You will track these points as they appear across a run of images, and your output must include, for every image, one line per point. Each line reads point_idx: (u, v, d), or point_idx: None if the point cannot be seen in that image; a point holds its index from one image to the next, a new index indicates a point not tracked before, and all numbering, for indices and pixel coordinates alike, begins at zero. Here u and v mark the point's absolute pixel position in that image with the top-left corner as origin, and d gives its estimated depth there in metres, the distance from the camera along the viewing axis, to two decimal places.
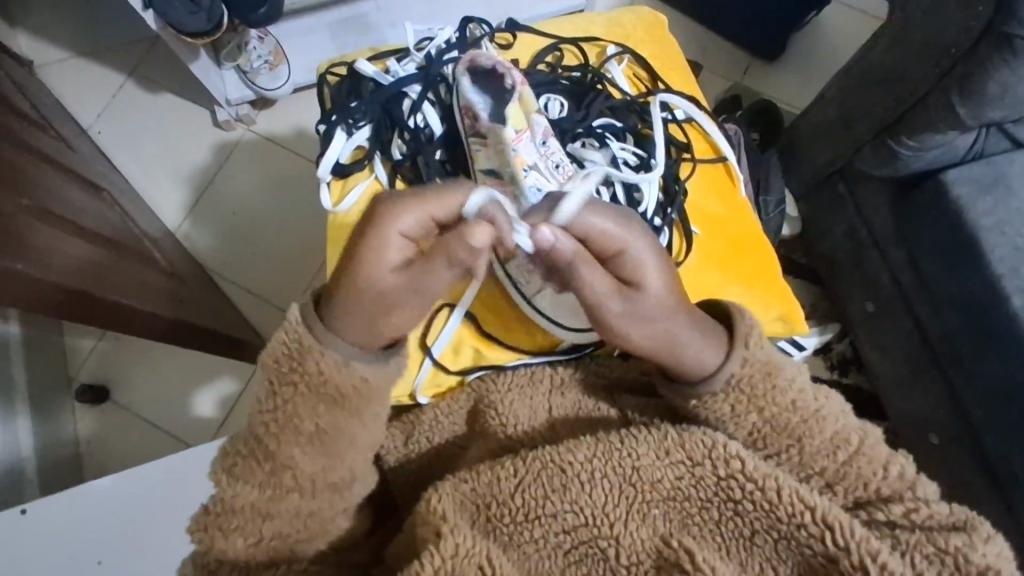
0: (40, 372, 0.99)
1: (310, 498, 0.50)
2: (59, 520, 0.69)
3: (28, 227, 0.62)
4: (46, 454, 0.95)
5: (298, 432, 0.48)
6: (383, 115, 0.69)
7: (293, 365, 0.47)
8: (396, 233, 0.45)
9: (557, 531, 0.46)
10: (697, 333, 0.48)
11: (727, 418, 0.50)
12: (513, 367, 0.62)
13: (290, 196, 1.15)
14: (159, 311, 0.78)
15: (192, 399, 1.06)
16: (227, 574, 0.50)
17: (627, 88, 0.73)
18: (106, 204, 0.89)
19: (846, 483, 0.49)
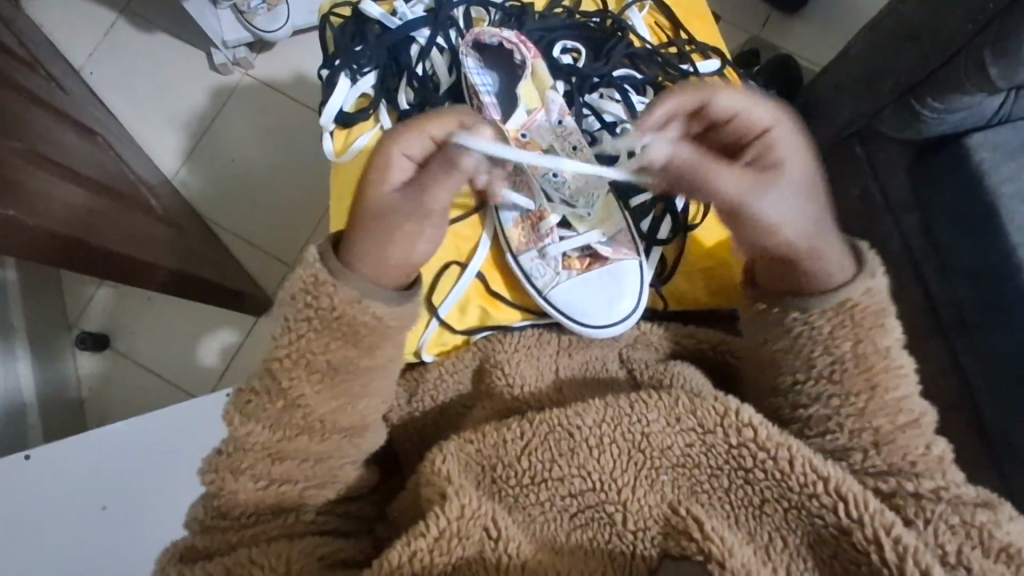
0: (40, 317, 0.98)
1: (318, 441, 0.49)
2: (60, 464, 0.68)
3: (19, 171, 0.60)
4: (48, 399, 0.95)
5: (310, 368, 0.48)
6: (389, 61, 0.66)
7: (310, 300, 0.48)
8: (398, 154, 0.46)
9: (563, 494, 0.46)
10: (831, 237, 0.50)
11: (821, 339, 0.51)
12: (520, 328, 0.61)
13: (291, 145, 1.12)
14: (158, 261, 0.76)
15: (198, 343, 1.05)
16: (237, 519, 0.49)
17: (647, 36, 0.70)
18: (100, 149, 0.85)
19: (892, 447, 0.49)
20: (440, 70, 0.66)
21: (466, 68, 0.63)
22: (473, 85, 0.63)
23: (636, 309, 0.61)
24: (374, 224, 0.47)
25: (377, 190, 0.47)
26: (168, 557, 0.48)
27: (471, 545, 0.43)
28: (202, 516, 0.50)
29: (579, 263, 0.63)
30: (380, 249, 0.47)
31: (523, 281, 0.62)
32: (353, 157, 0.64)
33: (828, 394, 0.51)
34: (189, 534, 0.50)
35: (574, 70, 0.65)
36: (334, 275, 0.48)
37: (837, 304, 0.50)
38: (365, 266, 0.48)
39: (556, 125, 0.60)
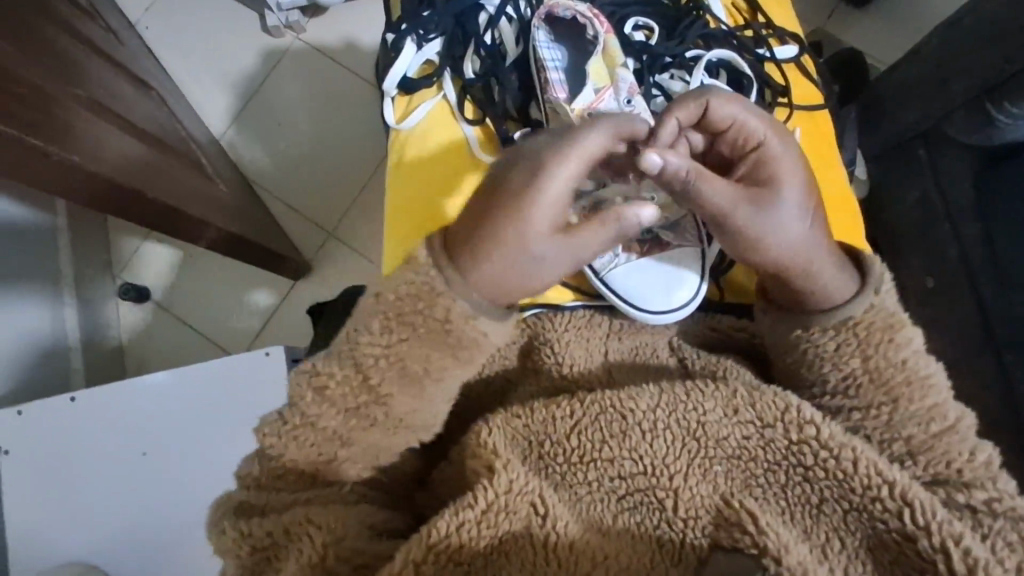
0: (86, 266, 1.00)
1: (388, 435, 0.50)
2: (104, 410, 0.70)
3: (81, 118, 0.60)
4: (91, 346, 0.97)
5: (404, 371, 0.48)
6: (456, 29, 0.65)
7: (421, 305, 0.47)
8: (565, 182, 0.45)
9: (612, 476, 0.45)
10: (834, 262, 0.49)
11: (828, 357, 0.50)
12: (573, 308, 0.59)
13: (337, 111, 1.12)
14: (206, 218, 0.76)
15: (235, 303, 1.07)
16: (293, 488, 0.49)
17: (723, 17, 0.68)
18: (154, 104, 0.86)
19: (930, 456, 0.47)
20: (508, 40, 0.65)
21: (535, 41, 0.61)
22: (540, 58, 0.61)
23: (694, 299, 0.59)
24: (507, 250, 0.45)
25: (537, 222, 0.45)
26: (222, 511, 0.48)
27: (517, 521, 0.43)
28: (258, 473, 0.49)
29: (639, 247, 0.61)
30: (502, 279, 0.47)
31: (581, 261, 0.60)
32: (414, 125, 0.64)
33: (848, 407, 0.50)
34: (244, 488, 0.49)
35: (645, 47, 0.63)
36: (450, 287, 0.47)
37: (840, 321, 0.50)
38: (480, 282, 0.47)
39: (625, 103, 0.59)
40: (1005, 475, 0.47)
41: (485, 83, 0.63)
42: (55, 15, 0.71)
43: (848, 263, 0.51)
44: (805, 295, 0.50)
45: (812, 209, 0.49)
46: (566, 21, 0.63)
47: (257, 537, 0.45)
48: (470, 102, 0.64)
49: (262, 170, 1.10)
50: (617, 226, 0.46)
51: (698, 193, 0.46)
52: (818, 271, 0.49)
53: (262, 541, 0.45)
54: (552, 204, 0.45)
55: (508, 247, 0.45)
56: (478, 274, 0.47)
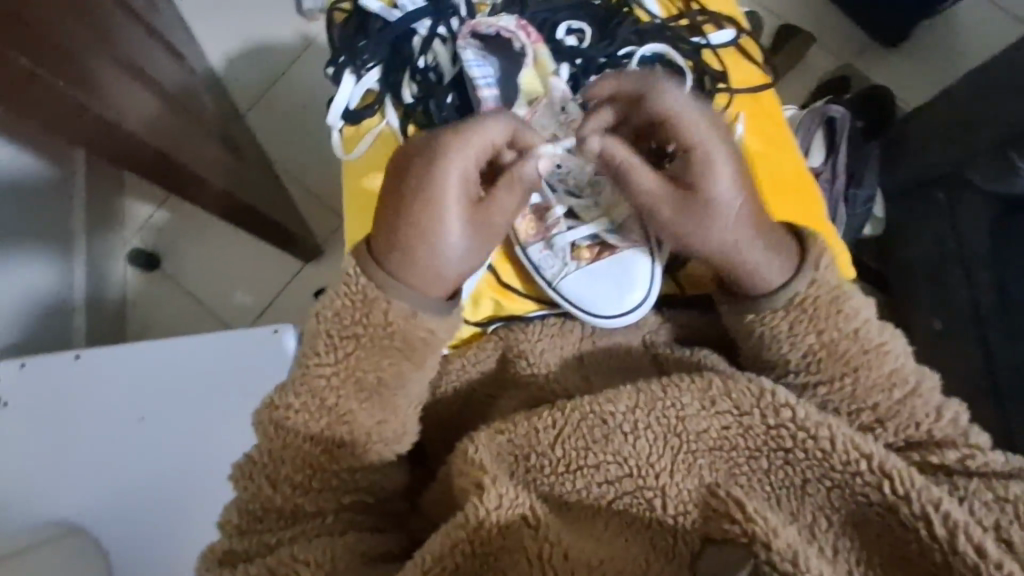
0: (96, 225, 0.96)
1: (360, 454, 0.49)
2: (135, 373, 0.67)
3: (111, 77, 0.56)
4: (95, 310, 0.94)
5: (359, 386, 0.49)
6: (390, 55, 0.65)
7: (359, 317, 0.48)
8: (457, 168, 0.48)
9: (599, 482, 0.45)
10: (767, 249, 0.50)
11: (784, 336, 0.51)
12: (538, 315, 0.60)
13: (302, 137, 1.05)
14: (221, 187, 0.74)
15: (230, 290, 1.02)
16: (274, 522, 0.49)
17: (656, 10, 0.69)
18: (186, 71, 0.83)
19: (898, 421, 0.48)
20: (443, 61, 0.65)
21: (465, 60, 0.62)
22: (471, 76, 0.62)
23: (649, 296, 0.59)
24: (420, 241, 0.47)
25: (439, 208, 0.47)
26: (210, 559, 0.48)
27: (512, 536, 0.43)
28: (238, 520, 0.49)
29: (589, 252, 0.62)
30: (431, 263, 0.48)
31: (533, 273, 0.61)
32: (361, 153, 0.64)
33: (814, 383, 0.50)
34: (224, 540, 0.48)
35: (578, 51, 0.64)
36: (384, 289, 0.48)
37: (788, 300, 0.50)
38: (405, 273, 0.48)
39: (559, 112, 0.61)
40: (974, 428, 0.49)
41: (424, 107, 0.64)
42: None
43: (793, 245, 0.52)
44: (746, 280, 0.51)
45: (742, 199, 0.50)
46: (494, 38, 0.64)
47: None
48: (413, 126, 0.64)
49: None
50: (522, 187, 0.50)
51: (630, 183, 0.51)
52: (747, 257, 0.50)
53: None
54: (463, 186, 0.49)
55: (424, 231, 0.47)
56: (401, 262, 0.48)
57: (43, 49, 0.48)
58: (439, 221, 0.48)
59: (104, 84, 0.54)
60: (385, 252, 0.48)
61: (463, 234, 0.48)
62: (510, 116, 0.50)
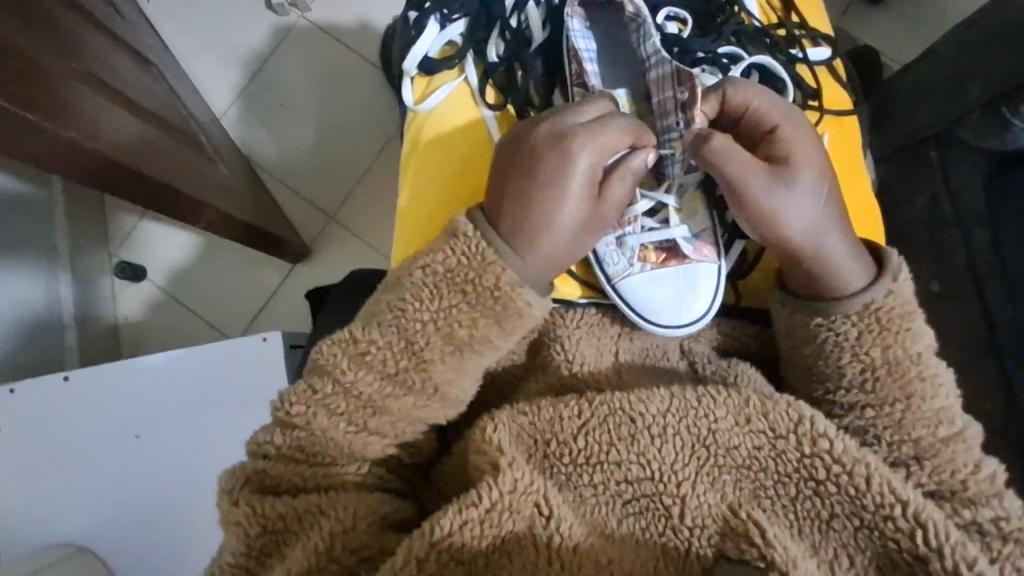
0: (84, 240, 1.03)
1: (426, 398, 0.49)
2: (97, 387, 0.73)
3: (74, 89, 0.62)
4: (87, 322, 1.00)
5: (449, 338, 0.49)
6: (481, 11, 0.63)
7: (473, 276, 0.49)
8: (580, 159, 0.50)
9: (618, 480, 0.44)
10: (848, 249, 0.50)
11: (848, 345, 0.49)
12: (582, 305, 0.58)
13: (318, 113, 1.12)
14: (206, 198, 0.80)
15: (230, 294, 1.08)
16: (308, 466, 0.47)
17: (757, 13, 0.65)
18: (155, 79, 0.89)
19: (936, 462, 0.46)
20: (535, 24, 0.62)
21: (569, 29, 0.59)
22: (573, 48, 0.59)
23: (710, 309, 0.56)
24: (534, 218, 0.49)
25: (556, 191, 0.50)
26: (234, 480, 0.47)
27: (520, 520, 0.42)
28: (279, 441, 0.48)
29: (653, 255, 0.59)
30: (542, 241, 0.50)
31: (595, 267, 0.58)
32: (433, 106, 0.62)
33: (862, 404, 0.49)
34: (254, 460, 0.48)
35: (676, 40, 0.62)
36: (501, 256, 0.49)
37: (860, 308, 0.49)
38: (522, 245, 0.50)
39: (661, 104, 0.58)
40: (1010, 492, 0.46)
41: (508, 69, 0.62)
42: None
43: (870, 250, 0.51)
44: (818, 276, 0.50)
45: (825, 194, 0.50)
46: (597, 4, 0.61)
47: (268, 518, 0.45)
48: (492, 88, 0.62)
49: (291, 138, 1.12)
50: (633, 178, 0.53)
51: (720, 161, 0.49)
52: (826, 248, 0.49)
53: (275, 523, 0.45)
54: (589, 178, 0.51)
55: (543, 208, 0.49)
56: (529, 236, 0.50)
57: (21, 90, 0.54)
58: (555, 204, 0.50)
59: (78, 111, 0.60)
60: (504, 218, 0.50)
61: (581, 215, 0.51)
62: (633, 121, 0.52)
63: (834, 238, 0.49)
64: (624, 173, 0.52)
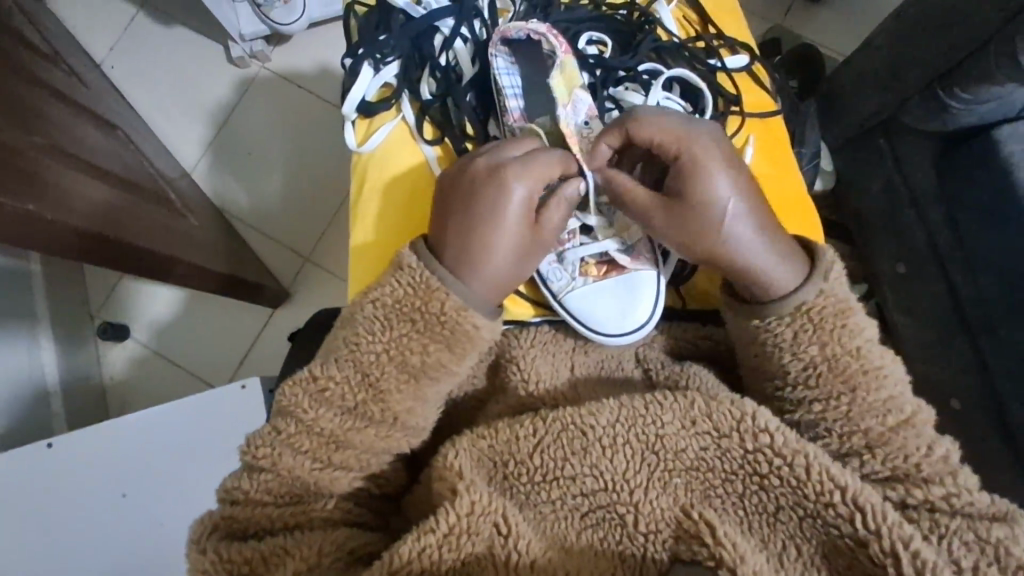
0: (64, 305, 1.04)
1: (384, 437, 0.51)
2: (82, 450, 0.75)
3: (37, 163, 0.65)
4: (73, 384, 1.01)
5: (403, 365, 0.51)
6: (412, 52, 0.66)
7: (418, 304, 0.51)
8: (515, 192, 0.52)
9: (575, 494, 0.45)
10: (771, 257, 0.51)
11: (787, 345, 0.50)
12: (535, 323, 0.60)
13: (284, 159, 1.15)
14: (178, 253, 0.82)
15: (211, 345, 1.10)
16: (271, 509, 0.49)
17: (674, 30, 0.69)
18: (121, 143, 0.91)
19: (889, 450, 0.47)
20: (463, 60, 0.66)
21: (494, 68, 0.62)
22: (499, 85, 0.62)
23: (653, 315, 0.58)
24: (471, 247, 0.51)
25: (490, 220, 0.51)
26: (201, 529, 0.48)
27: (480, 542, 0.43)
28: (246, 486, 0.49)
29: (595, 270, 0.61)
30: (484, 267, 0.51)
31: (539, 284, 0.61)
32: (375, 145, 0.65)
33: (811, 399, 0.50)
34: (221, 508, 0.50)
35: (599, 62, 0.64)
36: (445, 283, 0.51)
37: (794, 308, 0.50)
38: (466, 273, 0.51)
39: (584, 122, 0.60)
40: (960, 468, 0.47)
41: (442, 104, 0.65)
42: (26, 71, 0.77)
43: (801, 254, 0.52)
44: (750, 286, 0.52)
45: (744, 207, 0.51)
46: (515, 41, 0.63)
47: (232, 565, 0.45)
48: (430, 123, 0.65)
49: (260, 185, 1.14)
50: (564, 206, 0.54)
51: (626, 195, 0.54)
52: (751, 259, 0.51)
53: (241, 568, 0.45)
54: (526, 206, 0.53)
55: (479, 236, 0.51)
56: (467, 264, 0.51)
57: None
58: (492, 232, 0.51)
59: (38, 184, 0.62)
60: (445, 250, 0.52)
61: (518, 241, 0.52)
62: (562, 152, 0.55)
63: (752, 250, 0.51)
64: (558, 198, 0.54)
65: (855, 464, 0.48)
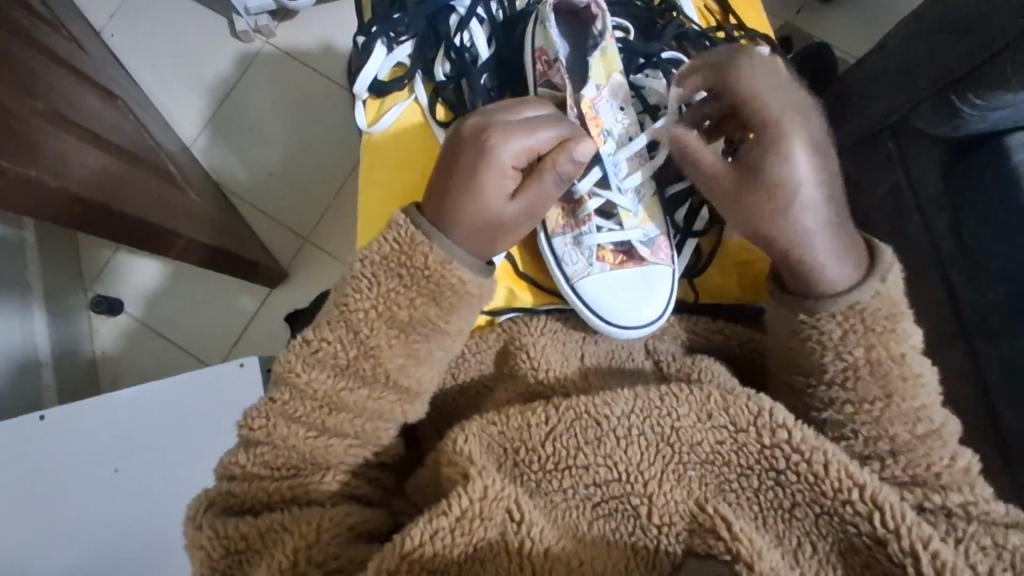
0: (58, 278, 1.02)
1: (379, 392, 0.50)
2: (72, 424, 0.73)
3: (37, 129, 0.63)
4: (64, 357, 0.99)
5: (391, 321, 0.49)
6: (427, 31, 0.65)
7: (404, 258, 0.50)
8: (500, 161, 0.51)
9: (587, 483, 0.45)
10: (834, 254, 0.50)
11: (832, 344, 0.50)
12: (546, 311, 0.60)
13: (286, 134, 1.13)
14: (176, 227, 0.80)
15: (205, 321, 1.08)
16: (269, 482, 0.48)
17: (695, 17, 0.68)
18: (119, 112, 0.89)
19: (912, 456, 0.48)
20: (480, 41, 0.64)
21: (546, 23, 0.59)
22: (547, 46, 0.60)
23: (661, 317, 0.58)
24: (453, 210, 0.51)
25: (475, 187, 0.51)
26: (197, 507, 0.47)
27: (493, 527, 0.42)
28: (243, 462, 0.49)
29: (611, 255, 0.61)
30: (462, 233, 0.51)
31: (554, 266, 0.60)
32: (385, 128, 0.64)
33: (843, 401, 0.50)
34: (218, 484, 0.49)
35: (623, 45, 0.64)
36: (428, 237, 0.50)
37: (848, 307, 0.50)
38: (451, 233, 0.51)
39: (619, 109, 0.61)
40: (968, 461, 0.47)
41: (456, 87, 0.64)
42: (26, 35, 0.74)
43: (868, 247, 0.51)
44: (797, 270, 0.51)
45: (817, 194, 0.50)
46: (573, 8, 0.61)
47: (231, 540, 0.45)
48: (442, 105, 0.64)
49: (261, 161, 1.12)
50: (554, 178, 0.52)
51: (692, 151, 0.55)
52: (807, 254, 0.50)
53: (237, 544, 0.45)
54: (505, 173, 0.52)
55: (461, 200, 0.51)
56: (444, 220, 0.51)
57: None
58: (474, 200, 0.51)
59: (36, 148, 0.60)
60: (429, 205, 0.52)
61: (499, 210, 0.52)
62: (561, 123, 0.54)
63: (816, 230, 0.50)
64: (548, 170, 0.52)
65: (876, 466, 0.49)
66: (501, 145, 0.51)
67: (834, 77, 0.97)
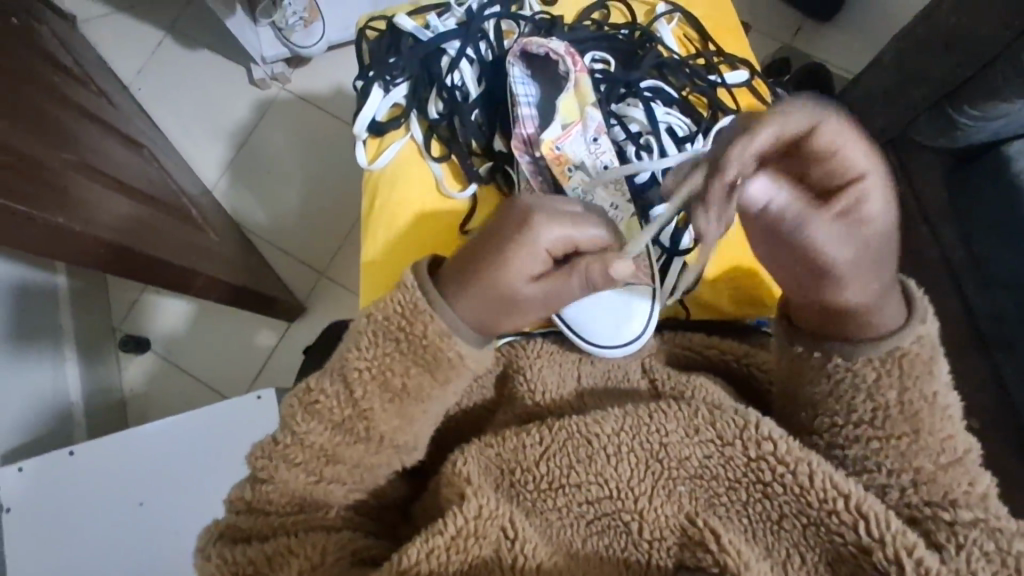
0: (88, 319, 1.07)
1: (372, 453, 0.51)
2: (100, 457, 0.76)
3: (68, 180, 0.67)
4: (95, 394, 1.04)
5: (385, 386, 0.51)
6: (421, 72, 0.68)
7: (403, 325, 0.50)
8: (532, 244, 0.48)
9: (581, 502, 0.46)
10: (881, 303, 0.46)
11: (865, 385, 0.47)
12: (541, 332, 0.63)
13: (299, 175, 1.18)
14: (198, 265, 0.84)
15: (224, 358, 1.12)
16: (277, 514, 0.50)
17: (675, 48, 0.71)
18: (145, 159, 0.95)
19: (932, 486, 0.45)
20: (468, 80, 0.67)
21: (510, 77, 0.64)
22: (515, 92, 0.64)
23: (646, 330, 0.62)
24: (470, 287, 0.49)
25: (498, 265, 0.48)
26: (208, 536, 0.49)
27: (488, 545, 0.44)
28: (249, 497, 0.51)
29: None
30: (471, 305, 0.49)
31: None
32: (385, 164, 0.67)
33: (867, 436, 0.47)
34: (227, 516, 0.51)
35: (604, 77, 0.66)
36: (432, 304, 0.50)
37: (884, 352, 0.47)
38: (459, 305, 0.50)
39: (591, 141, 0.62)
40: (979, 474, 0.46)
41: (449, 123, 0.67)
42: (60, 94, 0.80)
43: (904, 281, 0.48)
44: (846, 322, 0.47)
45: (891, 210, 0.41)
46: (535, 55, 0.65)
47: (239, 566, 0.46)
48: (437, 141, 0.68)
49: (276, 202, 1.17)
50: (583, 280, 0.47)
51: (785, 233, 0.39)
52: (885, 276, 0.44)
53: (245, 568, 0.46)
54: (534, 254, 0.48)
55: (480, 276, 0.48)
56: (457, 290, 0.50)
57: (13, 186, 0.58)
58: (494, 276, 0.48)
59: (67, 197, 0.65)
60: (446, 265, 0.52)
61: (515, 292, 0.48)
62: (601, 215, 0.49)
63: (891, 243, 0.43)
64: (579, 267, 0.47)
65: (895, 495, 0.46)
66: (540, 224, 0.48)
67: (830, 94, 0.99)
